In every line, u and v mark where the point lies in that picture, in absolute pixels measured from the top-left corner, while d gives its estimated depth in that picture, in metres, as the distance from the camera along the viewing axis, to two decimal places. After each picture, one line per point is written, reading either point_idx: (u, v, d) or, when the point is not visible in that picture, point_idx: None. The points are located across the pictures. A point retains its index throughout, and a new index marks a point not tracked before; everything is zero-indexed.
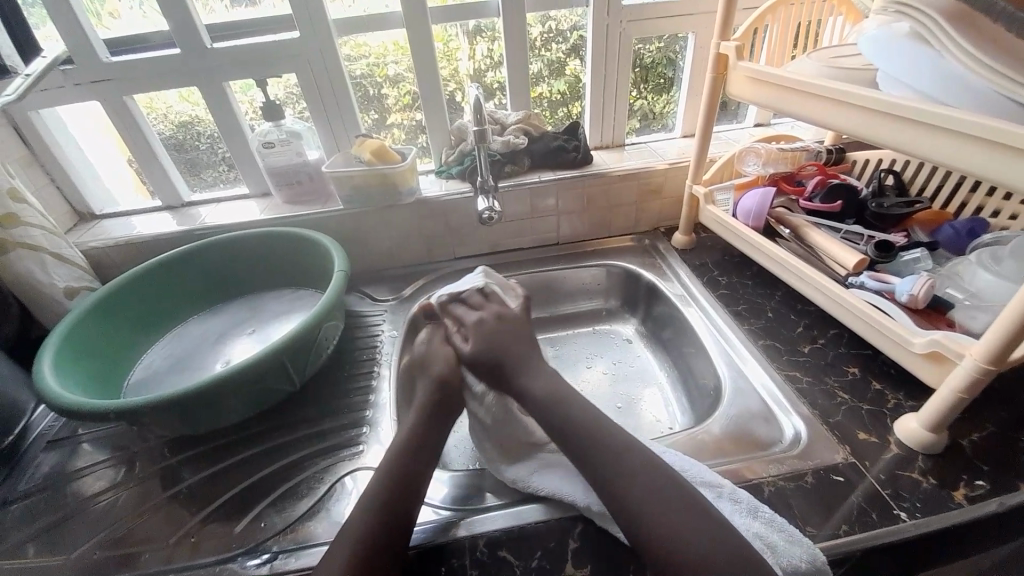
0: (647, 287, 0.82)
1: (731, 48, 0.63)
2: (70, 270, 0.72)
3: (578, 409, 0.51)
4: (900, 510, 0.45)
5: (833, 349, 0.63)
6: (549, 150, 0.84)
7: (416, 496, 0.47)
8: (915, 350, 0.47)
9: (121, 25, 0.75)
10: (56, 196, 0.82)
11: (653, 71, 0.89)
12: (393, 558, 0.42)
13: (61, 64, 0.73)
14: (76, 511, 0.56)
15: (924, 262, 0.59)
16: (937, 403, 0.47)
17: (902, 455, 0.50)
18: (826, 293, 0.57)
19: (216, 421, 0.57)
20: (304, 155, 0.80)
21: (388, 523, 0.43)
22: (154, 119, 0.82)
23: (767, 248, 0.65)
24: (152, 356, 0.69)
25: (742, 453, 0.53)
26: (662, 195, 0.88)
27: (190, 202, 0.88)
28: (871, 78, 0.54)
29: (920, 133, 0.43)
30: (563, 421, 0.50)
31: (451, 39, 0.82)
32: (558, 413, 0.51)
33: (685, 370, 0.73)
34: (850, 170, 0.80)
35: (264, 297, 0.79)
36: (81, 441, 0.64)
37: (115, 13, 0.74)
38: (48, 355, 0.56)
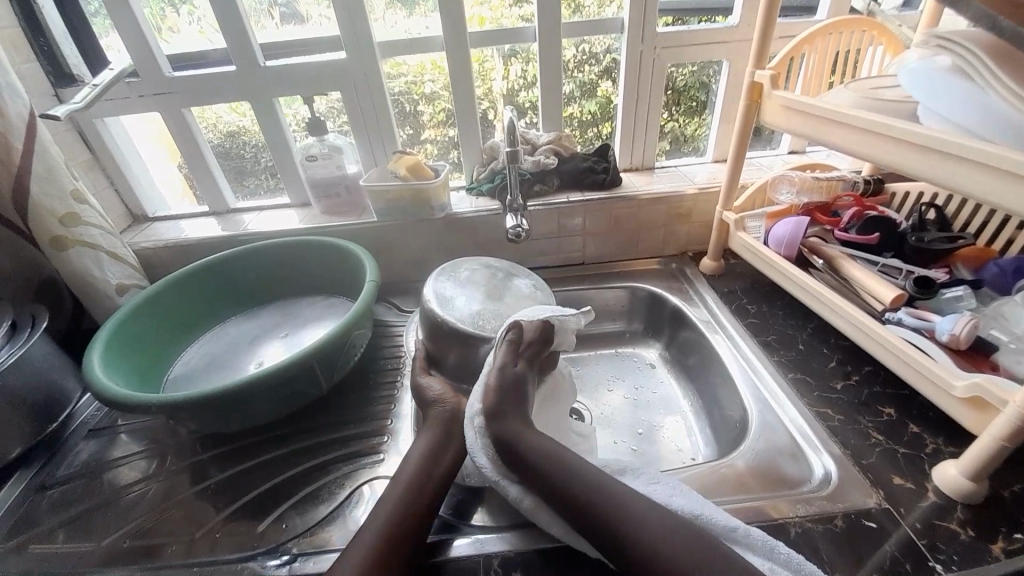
0: (672, 312, 0.81)
1: (765, 77, 0.63)
2: (123, 268, 0.77)
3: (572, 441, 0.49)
4: (935, 562, 0.43)
5: (867, 387, 0.61)
6: (578, 170, 0.85)
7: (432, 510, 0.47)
8: (955, 393, 0.45)
9: (179, 39, 0.80)
10: (114, 198, 0.87)
11: (685, 94, 0.90)
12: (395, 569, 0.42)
13: (127, 77, 0.79)
14: (107, 501, 0.58)
15: (967, 301, 0.56)
16: (977, 450, 0.44)
17: (939, 503, 0.47)
18: (861, 329, 0.55)
19: (245, 420, 0.59)
20: (343, 169, 0.83)
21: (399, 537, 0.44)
22: (205, 128, 0.87)
23: (799, 279, 0.63)
24: (189, 354, 0.73)
25: (767, 490, 0.52)
26: (691, 219, 0.87)
27: (234, 208, 0.93)
28: (908, 111, 0.53)
29: (962, 170, 0.42)
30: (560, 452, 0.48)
31: (487, 60, 0.85)
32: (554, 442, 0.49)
33: (709, 399, 0.72)
34: (890, 202, 0.78)
35: (296, 303, 0.82)
36: (118, 432, 0.68)
37: (174, 27, 0.79)
38: (97, 346, 0.60)
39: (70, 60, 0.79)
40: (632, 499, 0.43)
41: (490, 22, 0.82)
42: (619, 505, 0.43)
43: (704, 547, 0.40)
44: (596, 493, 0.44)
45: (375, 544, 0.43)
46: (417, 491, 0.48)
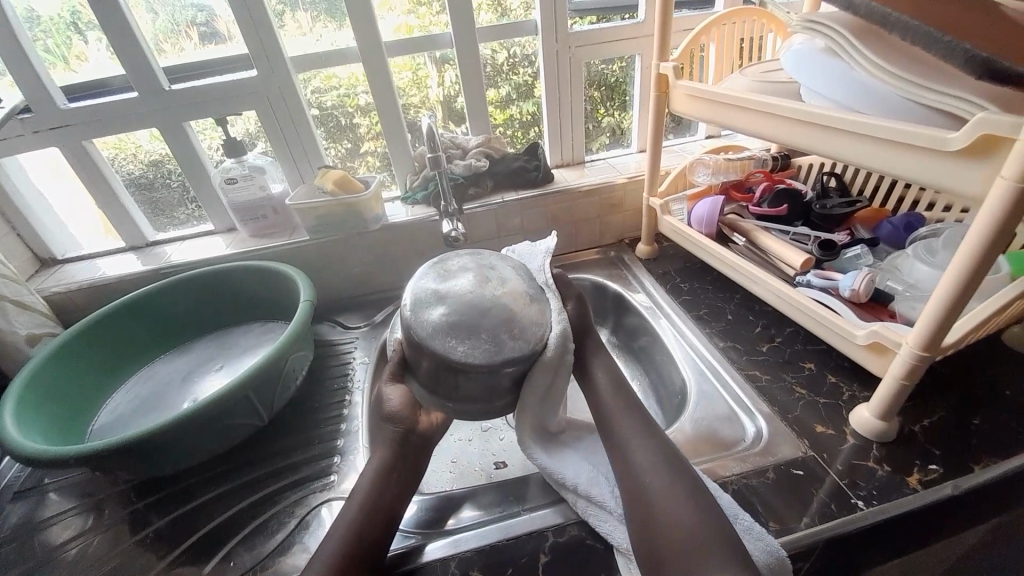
0: (615, 298, 0.84)
1: (669, 69, 0.67)
2: (32, 317, 0.71)
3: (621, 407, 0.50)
4: (857, 499, 0.47)
5: (790, 346, 0.65)
6: (511, 170, 0.86)
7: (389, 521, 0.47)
8: (858, 342, 0.49)
9: (89, 69, 0.75)
10: (17, 244, 0.80)
11: (617, 89, 0.94)
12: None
13: (20, 112, 0.73)
14: (44, 561, 0.53)
15: (865, 258, 0.62)
16: (883, 391, 0.49)
17: (858, 444, 0.52)
18: (776, 293, 0.59)
19: (182, 461, 0.56)
20: (267, 189, 0.81)
21: (355, 552, 0.43)
22: (123, 159, 0.81)
23: (720, 253, 0.67)
24: (116, 399, 0.68)
25: (711, 453, 0.54)
26: (623, 207, 0.91)
27: (155, 241, 0.88)
28: (793, 91, 0.57)
29: (842, 139, 0.46)
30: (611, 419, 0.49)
31: (420, 67, 0.85)
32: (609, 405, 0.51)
33: (655, 377, 0.75)
34: (797, 175, 0.84)
35: (233, 332, 0.78)
36: (46, 490, 0.62)
37: (82, 56, 0.74)
38: (10, 401, 0.55)
39: None
40: (646, 443, 0.46)
41: (417, 30, 0.82)
42: (633, 447, 0.46)
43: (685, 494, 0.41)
44: (616, 436, 0.48)
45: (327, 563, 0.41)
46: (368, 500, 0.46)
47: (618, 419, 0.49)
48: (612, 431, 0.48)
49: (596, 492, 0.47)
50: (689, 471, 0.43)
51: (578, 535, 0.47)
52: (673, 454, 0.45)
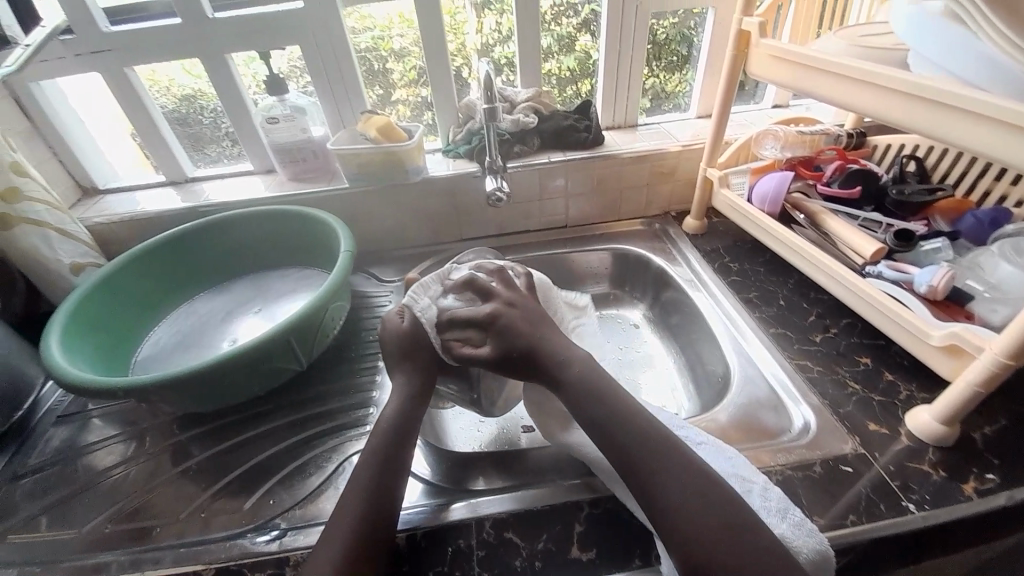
0: (656, 273, 0.81)
1: (754, 24, 0.60)
2: (74, 246, 0.70)
3: (633, 419, 0.45)
4: (908, 502, 0.45)
5: (845, 338, 0.62)
6: (558, 129, 0.82)
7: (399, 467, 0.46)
8: (932, 342, 0.46)
9: None
10: (59, 171, 0.80)
11: (665, 48, 0.86)
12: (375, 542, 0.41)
13: (61, 33, 0.71)
14: (88, 485, 0.56)
15: (944, 253, 0.57)
16: (953, 397, 0.46)
17: (911, 446, 0.49)
18: (842, 282, 0.56)
19: (223, 399, 0.57)
20: (309, 132, 0.78)
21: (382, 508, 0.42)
22: (156, 93, 0.79)
23: (782, 234, 0.63)
24: (159, 331, 0.69)
25: (750, 442, 0.53)
26: (674, 177, 0.85)
27: (194, 177, 0.87)
28: (899, 59, 0.51)
29: (952, 120, 0.41)
30: (616, 427, 0.45)
31: (458, 12, 0.78)
32: (619, 413, 0.46)
33: (692, 357, 0.73)
34: (870, 156, 0.77)
35: (270, 276, 0.78)
36: (91, 416, 0.64)
37: None
38: (56, 328, 0.56)
39: None
40: (667, 441, 0.43)
41: None
42: (659, 474, 0.41)
43: (724, 529, 0.37)
44: (630, 444, 0.44)
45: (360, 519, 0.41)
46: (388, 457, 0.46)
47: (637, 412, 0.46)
48: (632, 452, 0.43)
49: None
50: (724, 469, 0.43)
51: (614, 508, 0.47)
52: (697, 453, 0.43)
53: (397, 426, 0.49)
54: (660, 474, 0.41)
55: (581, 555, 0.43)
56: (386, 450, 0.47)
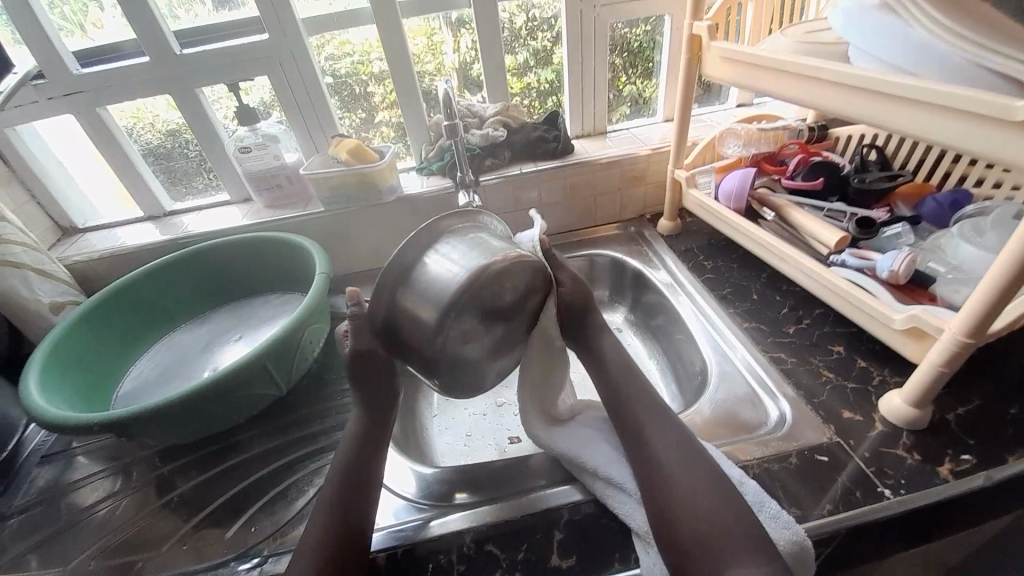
0: (633, 275, 0.82)
1: (703, 28, 0.62)
2: (54, 285, 0.71)
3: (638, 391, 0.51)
4: (884, 487, 0.45)
5: (818, 328, 0.63)
6: (528, 141, 0.83)
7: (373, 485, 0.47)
8: (896, 326, 0.47)
9: (104, 36, 0.74)
10: (38, 212, 0.81)
11: (640, 55, 0.88)
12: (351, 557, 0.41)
13: (33, 78, 0.72)
14: (72, 522, 0.56)
15: (906, 238, 0.58)
16: (919, 378, 0.47)
17: (887, 431, 0.50)
18: (807, 272, 0.56)
19: (204, 428, 0.57)
20: (281, 158, 0.80)
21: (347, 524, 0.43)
22: (141, 129, 0.81)
23: (749, 230, 0.64)
24: (141, 364, 0.70)
25: (728, 436, 0.53)
26: (646, 180, 0.87)
27: (173, 211, 0.88)
28: (841, 52, 0.53)
29: (892, 107, 0.42)
30: (624, 398, 0.51)
31: (435, 32, 0.81)
32: (626, 389, 0.51)
33: (674, 356, 0.73)
34: (834, 147, 0.79)
35: (251, 303, 0.79)
36: (75, 454, 0.64)
37: (98, 24, 0.73)
38: (34, 368, 0.56)
39: None
40: (664, 430, 0.46)
41: None
42: (654, 437, 0.46)
43: (707, 491, 0.41)
44: (630, 412, 0.49)
45: (329, 535, 0.42)
46: (356, 470, 0.47)
47: (639, 410, 0.49)
48: (629, 417, 0.49)
49: (612, 471, 0.46)
50: (707, 460, 0.44)
51: (594, 513, 0.47)
52: (693, 444, 0.45)
53: (365, 440, 0.50)
54: (657, 466, 0.44)
55: (561, 563, 0.43)
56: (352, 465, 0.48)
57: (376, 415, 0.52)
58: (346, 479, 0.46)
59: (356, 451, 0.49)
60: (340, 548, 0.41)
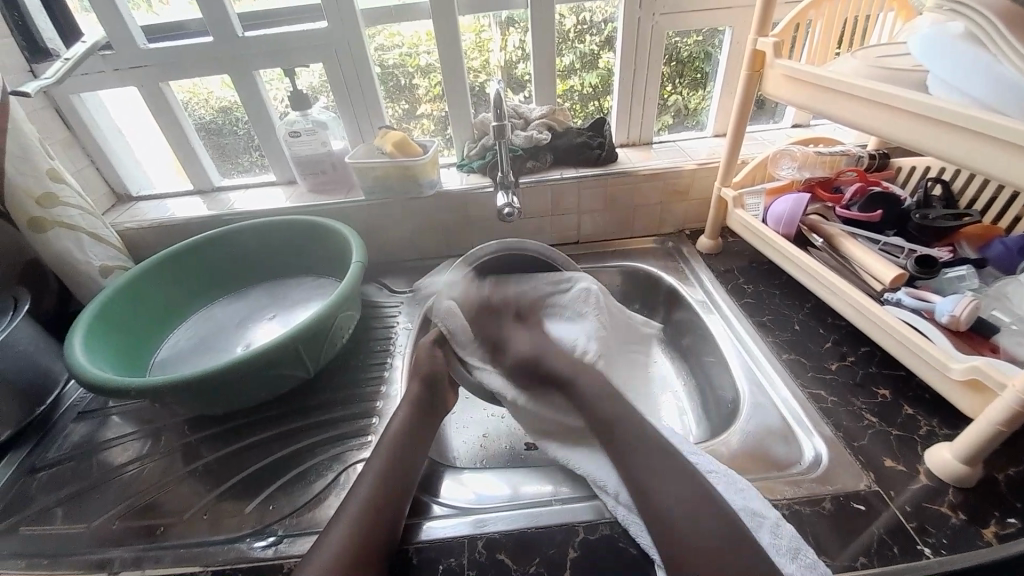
0: (668, 292, 0.80)
1: (768, 45, 0.60)
2: (106, 250, 0.74)
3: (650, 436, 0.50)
4: (923, 545, 0.43)
5: (862, 368, 0.60)
6: (572, 146, 0.82)
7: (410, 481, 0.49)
8: (952, 375, 0.44)
9: (169, 12, 0.77)
10: (97, 178, 0.85)
11: (689, 65, 0.86)
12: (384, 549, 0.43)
13: (101, 49, 0.76)
14: (102, 479, 0.58)
15: (969, 281, 0.55)
16: (972, 435, 0.44)
17: (930, 485, 0.47)
18: (858, 308, 0.54)
19: (233, 403, 0.59)
20: (328, 145, 0.81)
21: (378, 520, 0.44)
22: (196, 104, 0.84)
23: (797, 257, 0.61)
24: (177, 335, 0.72)
25: (758, 471, 0.51)
26: (689, 196, 0.85)
27: (221, 187, 0.90)
28: (918, 79, 0.50)
29: (969, 144, 0.39)
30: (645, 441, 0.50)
31: (484, 30, 0.81)
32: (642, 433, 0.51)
33: (703, 380, 0.71)
34: (895, 178, 0.75)
35: (285, 284, 0.80)
36: (110, 413, 0.67)
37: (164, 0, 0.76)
38: (79, 329, 0.59)
39: (45, 34, 0.75)
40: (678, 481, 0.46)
41: None
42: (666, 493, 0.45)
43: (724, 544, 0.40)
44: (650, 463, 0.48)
45: (364, 525, 0.43)
46: (390, 468, 0.49)
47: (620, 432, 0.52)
48: (644, 463, 0.48)
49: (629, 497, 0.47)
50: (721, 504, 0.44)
51: (611, 535, 0.46)
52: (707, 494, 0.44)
53: (406, 439, 0.53)
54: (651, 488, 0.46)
55: None
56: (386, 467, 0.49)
57: (423, 411, 0.57)
58: (391, 471, 0.49)
59: (401, 446, 0.52)
60: (366, 548, 0.42)
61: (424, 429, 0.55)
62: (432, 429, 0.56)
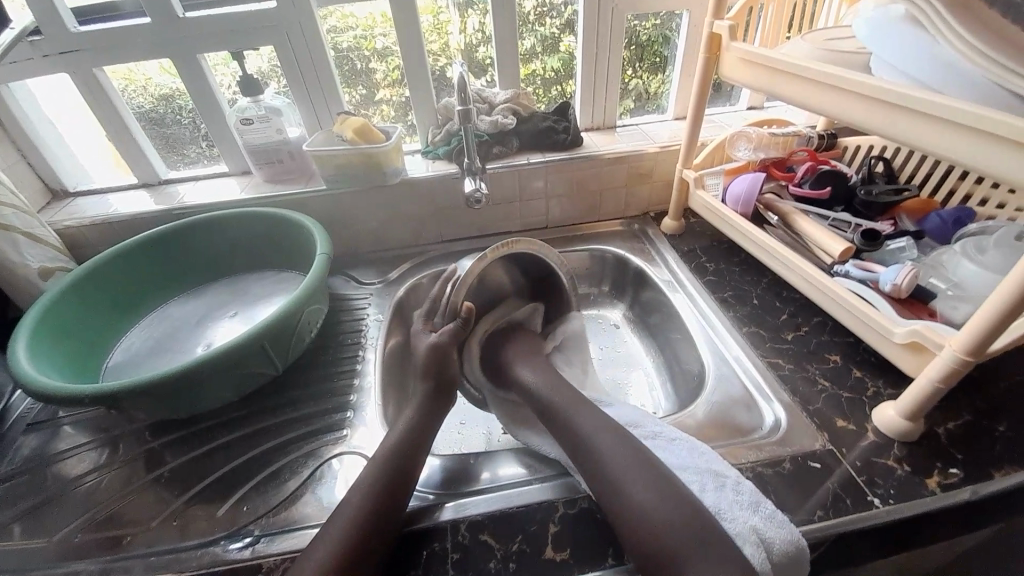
0: (635, 273, 0.82)
1: (725, 28, 0.61)
2: (43, 250, 0.68)
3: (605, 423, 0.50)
4: (873, 496, 0.46)
5: (815, 336, 0.63)
6: (537, 131, 0.82)
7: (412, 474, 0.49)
8: (896, 339, 0.47)
9: None
10: (26, 173, 0.78)
11: (648, 49, 0.87)
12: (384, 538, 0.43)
13: (31, 35, 0.69)
14: (59, 492, 0.55)
15: (909, 252, 0.59)
16: (914, 392, 0.47)
17: (877, 441, 0.51)
18: (810, 280, 0.57)
19: (198, 405, 0.56)
20: (284, 133, 0.78)
21: (376, 511, 0.44)
22: (132, 92, 0.78)
23: (754, 234, 0.64)
24: (131, 337, 0.68)
25: (724, 438, 0.54)
26: (652, 178, 0.86)
27: (168, 180, 0.85)
28: (864, 62, 0.53)
29: (912, 123, 0.42)
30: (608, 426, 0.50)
31: (441, 12, 0.78)
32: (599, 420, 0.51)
33: (670, 356, 0.74)
34: (842, 157, 0.79)
35: (245, 279, 0.77)
36: (61, 424, 0.63)
37: None
38: (22, 335, 0.55)
39: None
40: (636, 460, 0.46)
41: None
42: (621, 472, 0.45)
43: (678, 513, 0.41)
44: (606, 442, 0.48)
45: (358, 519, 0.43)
46: (389, 466, 0.48)
47: (596, 417, 0.52)
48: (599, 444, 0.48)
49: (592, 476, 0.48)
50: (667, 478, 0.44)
51: (589, 509, 0.47)
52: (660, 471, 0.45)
53: (408, 435, 0.52)
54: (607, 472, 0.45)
55: (555, 556, 0.44)
56: (388, 467, 0.48)
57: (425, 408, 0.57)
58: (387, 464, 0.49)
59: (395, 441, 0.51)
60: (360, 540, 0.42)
61: (423, 421, 0.55)
62: (432, 425, 0.56)
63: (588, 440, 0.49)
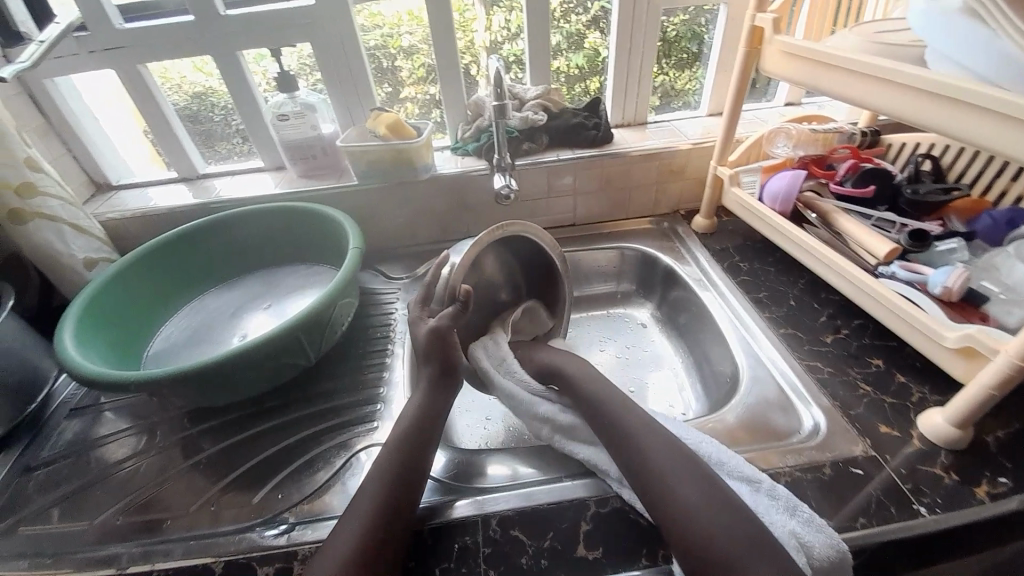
0: (664, 272, 0.80)
1: (767, 20, 0.60)
2: (89, 241, 0.71)
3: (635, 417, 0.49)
4: (919, 506, 0.44)
5: (856, 339, 0.61)
6: (567, 126, 0.81)
7: (422, 462, 0.49)
8: (947, 344, 0.45)
9: None
10: (73, 166, 0.81)
11: (675, 45, 0.86)
12: (403, 525, 0.44)
13: (77, 30, 0.72)
14: (100, 476, 0.57)
15: (960, 253, 0.56)
16: (965, 399, 0.45)
17: (923, 449, 0.49)
18: (853, 281, 0.55)
19: (231, 395, 0.58)
20: (318, 129, 0.79)
21: (392, 495, 0.45)
22: (168, 89, 0.80)
23: (794, 234, 0.62)
24: (170, 327, 0.70)
25: (759, 443, 0.53)
26: (683, 175, 0.85)
27: (205, 174, 0.87)
28: (916, 53, 0.51)
29: (967, 118, 0.40)
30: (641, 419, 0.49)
31: (467, 9, 0.80)
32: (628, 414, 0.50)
33: (700, 357, 0.73)
34: (886, 154, 0.77)
35: (279, 272, 0.79)
36: (103, 409, 0.65)
37: None
38: (69, 322, 0.57)
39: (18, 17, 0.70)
40: (672, 455, 0.45)
41: None
42: (659, 466, 0.44)
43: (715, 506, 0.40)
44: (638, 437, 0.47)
45: (378, 504, 0.43)
46: (408, 455, 0.48)
47: (620, 416, 0.50)
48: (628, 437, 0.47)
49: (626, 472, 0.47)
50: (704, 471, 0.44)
51: (622, 507, 0.47)
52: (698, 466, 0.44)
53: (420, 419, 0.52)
54: (642, 470, 0.45)
55: (587, 554, 0.43)
56: (403, 454, 0.48)
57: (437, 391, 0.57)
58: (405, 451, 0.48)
59: (408, 426, 0.51)
60: (382, 527, 0.42)
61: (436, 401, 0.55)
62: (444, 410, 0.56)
63: (622, 433, 0.48)
